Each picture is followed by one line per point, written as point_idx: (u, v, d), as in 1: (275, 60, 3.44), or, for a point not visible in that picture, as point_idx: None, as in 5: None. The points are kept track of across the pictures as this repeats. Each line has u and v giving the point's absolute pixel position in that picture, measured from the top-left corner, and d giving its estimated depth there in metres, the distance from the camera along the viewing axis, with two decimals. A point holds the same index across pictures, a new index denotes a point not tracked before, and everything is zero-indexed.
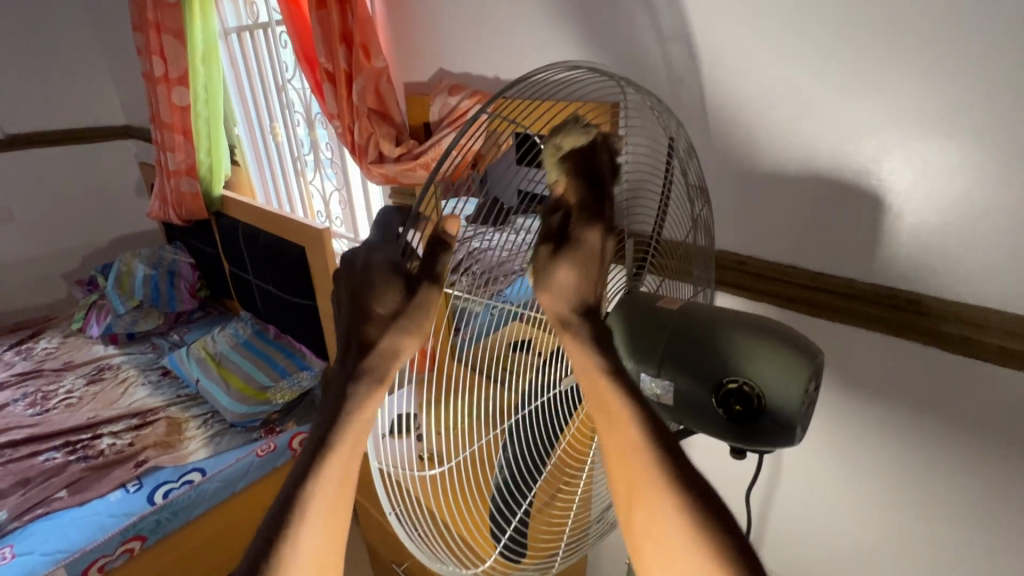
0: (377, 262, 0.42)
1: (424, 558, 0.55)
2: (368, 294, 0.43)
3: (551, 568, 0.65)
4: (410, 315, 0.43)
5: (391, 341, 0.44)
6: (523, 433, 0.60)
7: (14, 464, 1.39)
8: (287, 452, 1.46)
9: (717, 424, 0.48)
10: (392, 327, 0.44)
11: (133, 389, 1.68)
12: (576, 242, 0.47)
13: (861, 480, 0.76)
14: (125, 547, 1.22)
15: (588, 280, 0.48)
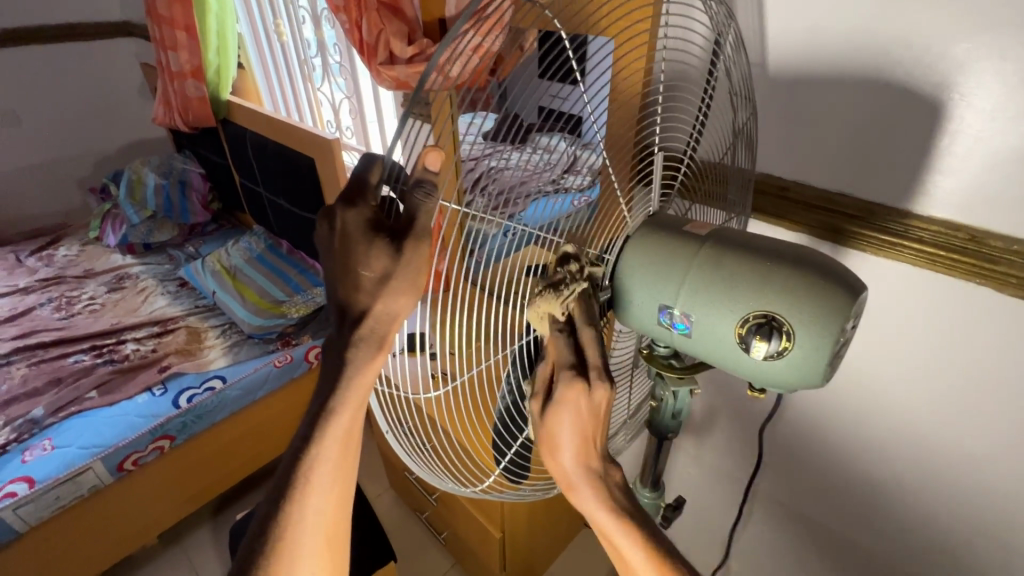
0: (352, 223, 0.37)
1: (422, 474, 0.55)
2: (352, 262, 0.38)
3: (553, 489, 0.66)
4: (400, 275, 0.38)
5: (387, 302, 0.40)
6: (529, 359, 0.55)
7: (46, 364, 1.45)
8: (304, 364, 1.50)
9: (738, 359, 0.44)
10: (385, 286, 0.39)
11: (153, 298, 1.71)
12: (557, 403, 0.47)
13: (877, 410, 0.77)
14: (155, 444, 1.30)
15: (585, 428, 0.49)
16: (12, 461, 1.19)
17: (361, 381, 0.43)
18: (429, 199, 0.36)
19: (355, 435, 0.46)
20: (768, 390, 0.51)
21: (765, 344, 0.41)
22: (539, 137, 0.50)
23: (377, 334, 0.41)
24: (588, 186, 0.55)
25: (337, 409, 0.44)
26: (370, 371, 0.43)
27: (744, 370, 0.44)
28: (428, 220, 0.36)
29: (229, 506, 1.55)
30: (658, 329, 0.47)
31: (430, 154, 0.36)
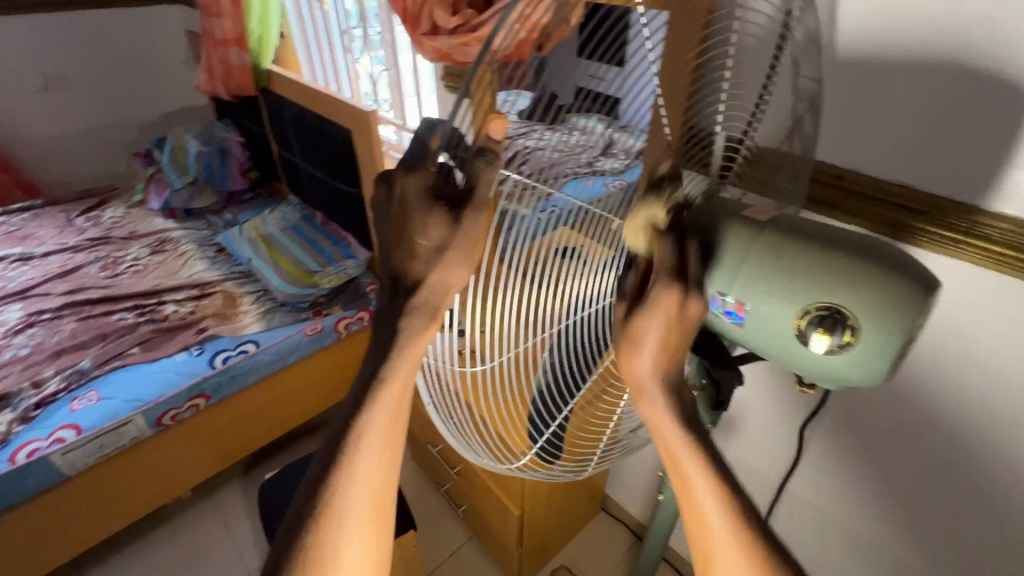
0: (412, 190, 0.35)
1: (459, 445, 0.59)
2: (408, 229, 0.37)
3: (584, 470, 0.67)
4: (457, 246, 0.38)
5: (444, 271, 0.39)
6: (569, 340, 0.55)
7: (92, 320, 1.52)
8: (334, 333, 1.53)
9: (794, 351, 0.43)
10: (442, 256, 0.38)
11: (192, 263, 1.77)
12: (648, 305, 0.42)
13: (921, 409, 0.76)
14: (192, 402, 1.35)
15: (669, 346, 0.43)
16: (60, 409, 1.25)
17: (412, 352, 0.42)
18: (491, 163, 0.35)
19: (402, 409, 0.44)
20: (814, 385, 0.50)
21: (827, 338, 0.40)
22: (574, 118, 0.46)
23: (431, 303, 0.40)
24: (624, 169, 0.48)
25: (384, 381, 0.42)
26: (421, 343, 0.42)
27: (798, 362, 0.43)
28: (487, 188, 0.36)
29: (258, 466, 1.61)
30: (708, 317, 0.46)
31: (493, 120, 0.35)
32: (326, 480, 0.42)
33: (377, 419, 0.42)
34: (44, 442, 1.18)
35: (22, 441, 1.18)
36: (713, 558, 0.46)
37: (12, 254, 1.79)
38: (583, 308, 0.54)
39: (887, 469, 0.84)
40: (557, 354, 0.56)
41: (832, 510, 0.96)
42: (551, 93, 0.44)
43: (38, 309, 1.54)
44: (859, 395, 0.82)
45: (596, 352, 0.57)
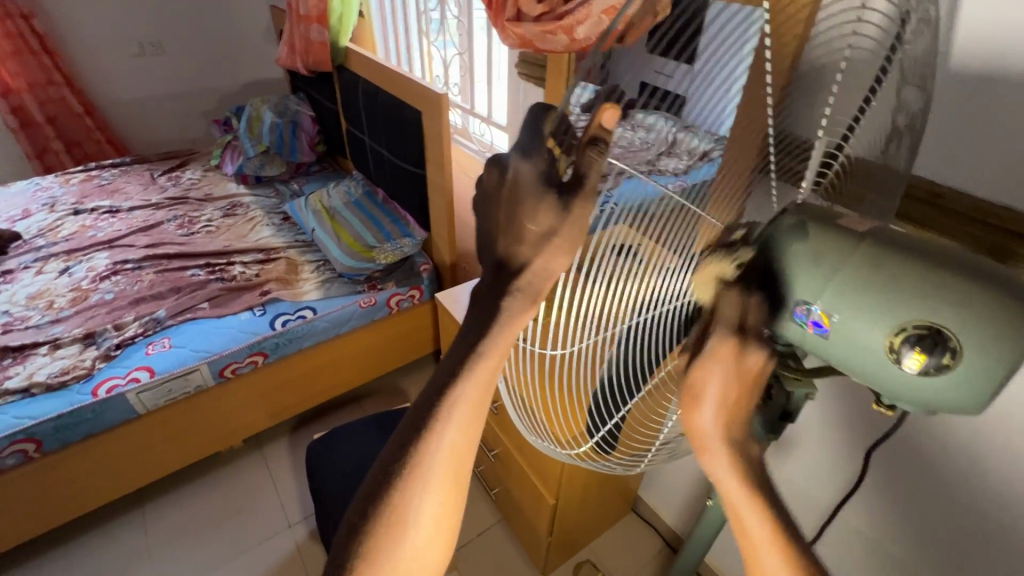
0: (525, 176, 0.37)
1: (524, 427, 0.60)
2: (519, 214, 0.38)
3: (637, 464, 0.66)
4: (564, 233, 0.39)
5: (544, 257, 0.39)
6: (636, 339, 0.52)
7: (169, 273, 1.63)
8: (385, 308, 1.60)
9: (882, 369, 0.41)
10: (547, 244, 0.39)
11: (260, 228, 1.86)
12: (704, 357, 0.45)
13: (997, 448, 0.71)
14: (251, 358, 1.43)
15: (724, 388, 0.47)
16: (137, 351, 1.36)
17: (510, 329, 0.42)
18: (602, 149, 0.37)
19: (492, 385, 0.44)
20: (895, 406, 0.47)
21: (923, 359, 0.38)
22: (638, 114, 0.40)
23: (533, 288, 0.41)
24: (686, 171, 0.45)
25: (483, 354, 0.42)
26: (515, 325, 0.42)
27: (884, 381, 0.41)
28: (595, 177, 0.37)
29: (305, 426, 1.70)
30: (788, 326, 0.44)
31: (606, 112, 0.36)
32: (401, 443, 0.44)
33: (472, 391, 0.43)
34: (121, 380, 1.29)
35: (103, 377, 1.29)
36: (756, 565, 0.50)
37: (102, 206, 1.94)
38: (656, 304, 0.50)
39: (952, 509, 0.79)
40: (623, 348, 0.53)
41: (882, 539, 0.92)
42: (617, 88, 0.38)
43: (123, 259, 1.67)
44: (930, 426, 0.77)
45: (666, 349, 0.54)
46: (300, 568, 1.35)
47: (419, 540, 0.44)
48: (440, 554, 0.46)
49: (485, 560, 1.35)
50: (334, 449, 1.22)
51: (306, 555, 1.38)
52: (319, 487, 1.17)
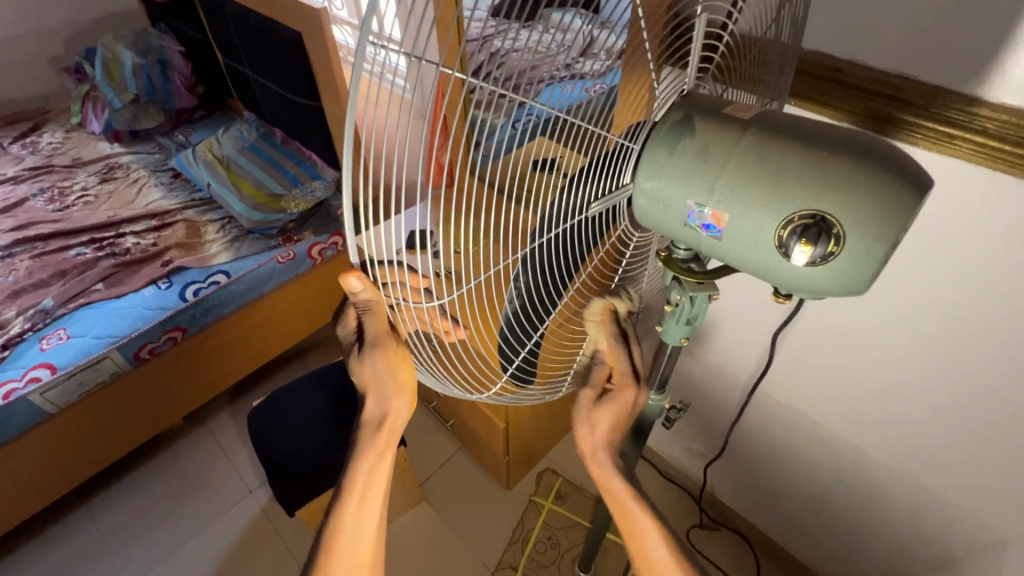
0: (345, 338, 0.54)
1: (423, 375, 0.53)
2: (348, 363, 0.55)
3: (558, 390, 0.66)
4: (372, 382, 0.55)
5: (379, 399, 0.58)
6: (546, 257, 0.49)
7: (48, 256, 1.44)
8: (307, 260, 1.51)
9: (773, 266, 0.39)
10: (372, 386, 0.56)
11: (148, 190, 1.65)
12: (613, 394, 0.56)
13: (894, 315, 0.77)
14: (168, 335, 1.34)
15: (621, 415, 0.58)
16: (31, 348, 1.22)
17: (384, 331, 0.49)
18: (366, 309, 0.47)
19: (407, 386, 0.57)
20: (791, 295, 0.46)
21: (809, 250, 0.36)
22: (554, 13, 0.41)
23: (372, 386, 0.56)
24: (605, 73, 0.47)
25: (375, 358, 0.51)
26: (385, 381, 0.55)
27: (772, 276, 0.40)
28: (374, 332, 0.49)
29: (248, 392, 1.64)
30: (683, 232, 0.42)
31: (350, 277, 0.44)
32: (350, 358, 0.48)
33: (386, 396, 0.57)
34: (19, 382, 1.17)
35: None
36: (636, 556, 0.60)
37: None
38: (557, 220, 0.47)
39: (859, 372, 0.86)
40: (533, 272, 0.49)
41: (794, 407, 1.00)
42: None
43: None
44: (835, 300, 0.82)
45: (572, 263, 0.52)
46: (269, 528, 1.35)
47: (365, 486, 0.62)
48: (380, 499, 0.64)
49: (452, 486, 1.40)
50: (277, 413, 1.18)
51: (273, 516, 1.38)
52: (269, 452, 1.14)
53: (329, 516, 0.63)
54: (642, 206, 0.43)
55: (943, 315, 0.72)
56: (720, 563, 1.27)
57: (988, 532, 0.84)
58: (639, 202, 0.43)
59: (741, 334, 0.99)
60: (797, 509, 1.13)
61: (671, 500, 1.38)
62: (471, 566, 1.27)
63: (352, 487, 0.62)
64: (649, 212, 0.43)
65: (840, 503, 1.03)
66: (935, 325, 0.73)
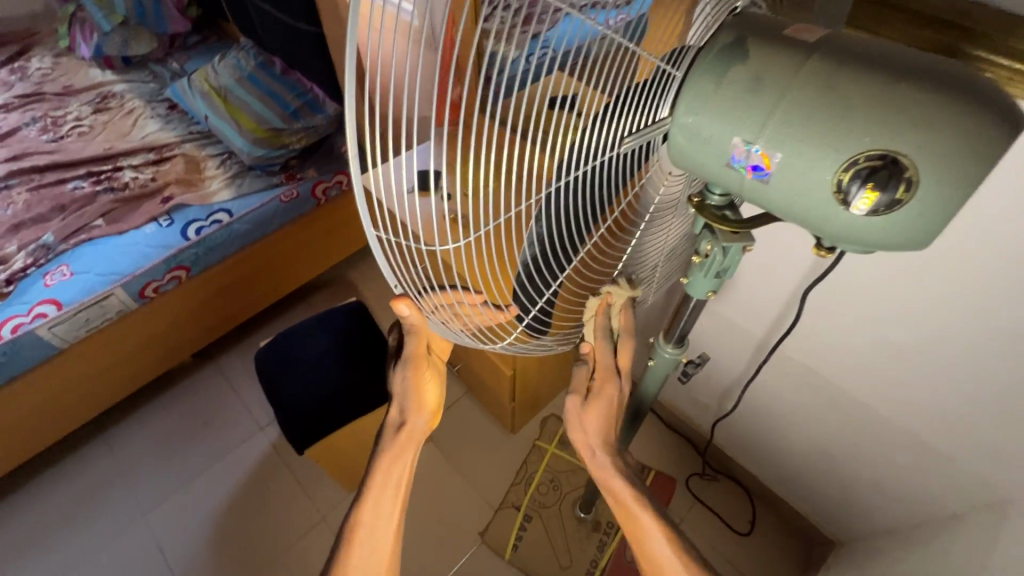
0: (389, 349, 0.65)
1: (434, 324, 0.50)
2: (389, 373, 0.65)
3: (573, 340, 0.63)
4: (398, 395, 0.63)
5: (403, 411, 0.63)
6: (567, 199, 0.45)
7: (45, 190, 1.40)
8: (312, 200, 1.46)
9: (826, 218, 0.34)
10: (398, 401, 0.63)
11: (143, 122, 1.58)
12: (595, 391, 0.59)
13: (925, 276, 0.73)
14: (172, 275, 1.31)
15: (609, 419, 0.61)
16: (35, 284, 1.21)
17: (416, 351, 0.57)
18: (410, 330, 0.55)
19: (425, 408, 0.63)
20: (835, 248, 0.42)
21: (874, 196, 0.32)
22: None
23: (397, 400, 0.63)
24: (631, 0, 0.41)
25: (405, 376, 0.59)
26: (409, 398, 0.62)
27: (821, 229, 0.36)
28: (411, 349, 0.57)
29: (255, 332, 1.64)
30: (723, 175, 0.37)
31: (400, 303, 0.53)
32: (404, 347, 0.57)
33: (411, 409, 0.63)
34: (26, 317, 1.16)
35: (4, 317, 1.16)
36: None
37: None
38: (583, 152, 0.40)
39: (878, 331, 0.84)
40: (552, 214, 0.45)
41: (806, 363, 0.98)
42: None
43: None
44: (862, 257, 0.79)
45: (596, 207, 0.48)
46: (280, 463, 1.40)
47: (382, 488, 0.63)
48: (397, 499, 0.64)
49: (457, 428, 1.42)
50: (283, 354, 1.18)
51: (283, 452, 1.42)
52: (275, 392, 1.14)
53: (350, 509, 0.63)
54: (679, 143, 0.38)
55: (980, 277, 0.68)
56: (716, 509, 1.30)
57: (980, 492, 0.83)
58: (675, 139, 0.38)
59: (760, 287, 0.96)
60: (797, 461, 1.14)
61: (672, 448, 1.40)
62: (475, 504, 1.31)
63: (374, 481, 0.63)
64: (686, 151, 0.38)
65: (841, 457, 1.04)
66: (970, 287, 0.70)
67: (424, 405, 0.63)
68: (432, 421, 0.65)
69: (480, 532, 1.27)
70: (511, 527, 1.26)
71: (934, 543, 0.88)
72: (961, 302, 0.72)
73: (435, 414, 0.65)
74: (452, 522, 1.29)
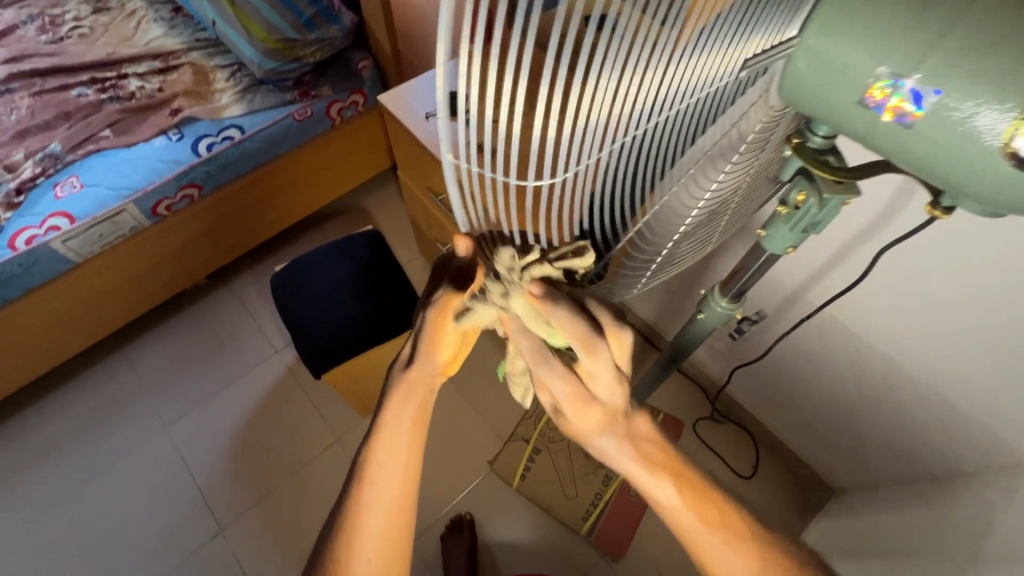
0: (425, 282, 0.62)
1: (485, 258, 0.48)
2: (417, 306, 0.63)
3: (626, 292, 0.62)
4: (421, 338, 0.62)
5: (422, 355, 0.63)
6: (640, 147, 0.38)
7: (48, 96, 1.33)
8: (325, 121, 1.40)
9: (980, 177, 0.29)
10: (420, 345, 0.63)
11: (147, 25, 1.47)
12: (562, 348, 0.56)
13: (989, 243, 0.68)
14: (184, 193, 1.28)
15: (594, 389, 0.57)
16: (45, 195, 1.18)
17: (450, 294, 0.56)
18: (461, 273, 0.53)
19: (438, 356, 0.64)
20: (954, 209, 0.37)
21: None
22: None
23: (419, 345, 0.63)
24: None
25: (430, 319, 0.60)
26: (430, 344, 0.62)
27: (962, 187, 0.30)
28: (449, 289, 0.56)
29: (269, 257, 1.62)
30: (851, 111, 0.31)
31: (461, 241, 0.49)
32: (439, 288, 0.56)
33: (426, 360, 0.63)
34: (39, 230, 1.14)
35: (16, 228, 1.14)
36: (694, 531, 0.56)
37: None
38: (656, 111, 0.35)
39: (921, 295, 0.80)
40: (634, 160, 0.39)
41: (837, 323, 0.95)
42: None
43: None
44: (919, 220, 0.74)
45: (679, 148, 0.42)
46: (296, 387, 1.43)
47: (383, 458, 0.61)
48: (405, 474, 0.61)
49: (471, 363, 1.44)
50: (301, 280, 1.17)
51: (298, 376, 1.44)
52: (293, 318, 1.14)
53: (360, 450, 0.62)
54: (800, 70, 0.31)
55: None
56: (720, 452, 1.33)
57: (995, 458, 0.83)
58: (793, 71, 0.32)
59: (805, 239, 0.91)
60: (808, 413, 1.15)
61: (682, 393, 1.42)
62: (485, 435, 1.35)
63: (385, 422, 0.63)
64: (804, 85, 0.32)
65: (853, 412, 1.04)
66: None
67: (440, 352, 0.63)
68: (445, 369, 0.66)
69: (489, 461, 1.31)
70: (519, 458, 1.30)
71: (939, 501, 0.89)
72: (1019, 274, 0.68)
73: (450, 363, 0.66)
74: (462, 450, 1.33)
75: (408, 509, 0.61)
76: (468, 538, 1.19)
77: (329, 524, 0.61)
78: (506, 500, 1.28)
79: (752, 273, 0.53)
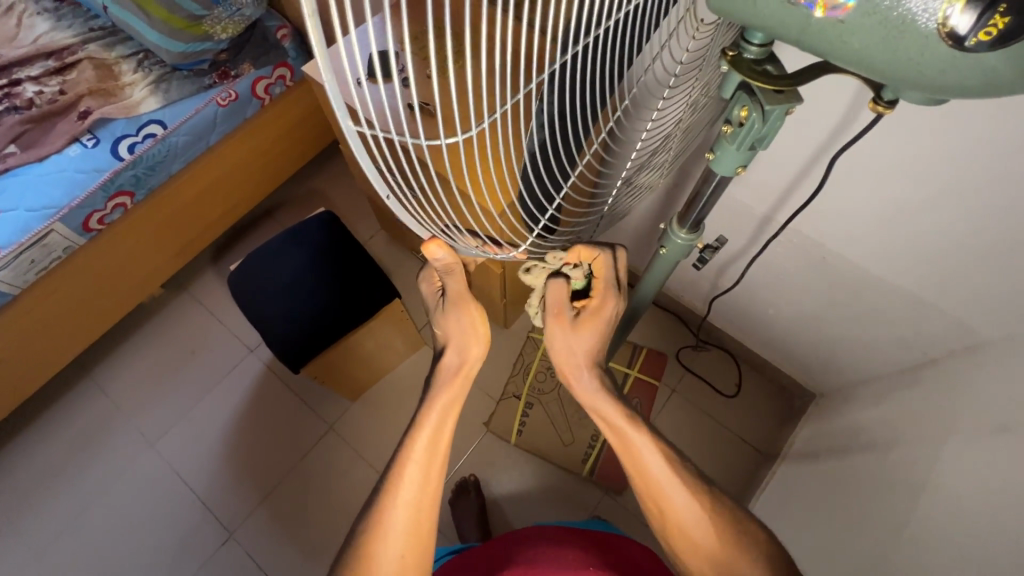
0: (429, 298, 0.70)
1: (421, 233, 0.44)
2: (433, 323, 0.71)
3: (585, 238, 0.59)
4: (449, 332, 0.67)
5: (457, 349, 0.67)
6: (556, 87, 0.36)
7: None
8: (254, 101, 1.31)
9: (928, 70, 0.26)
10: (451, 339, 0.68)
11: (30, 20, 1.31)
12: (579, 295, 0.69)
13: (935, 138, 0.69)
14: (115, 202, 1.19)
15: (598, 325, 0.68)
16: None
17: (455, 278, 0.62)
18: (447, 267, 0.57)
19: (473, 339, 0.67)
20: (896, 102, 0.36)
21: (986, 29, 0.24)
22: None
23: (451, 340, 0.68)
24: None
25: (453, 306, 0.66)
26: (465, 328, 0.67)
27: (902, 83, 0.28)
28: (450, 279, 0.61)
29: (224, 255, 1.55)
30: (784, 14, 0.28)
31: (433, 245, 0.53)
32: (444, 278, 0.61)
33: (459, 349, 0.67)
34: None
35: None
36: (661, 493, 0.60)
37: None
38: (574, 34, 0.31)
39: (875, 196, 0.82)
40: (565, 97, 0.37)
41: (802, 237, 0.96)
42: None
43: None
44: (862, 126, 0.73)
45: (615, 77, 0.40)
46: (278, 382, 1.40)
47: (420, 447, 0.61)
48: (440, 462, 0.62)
49: None
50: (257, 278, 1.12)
51: (278, 371, 1.41)
52: (255, 316, 1.09)
53: (400, 446, 0.62)
54: None
55: (987, 138, 0.64)
56: (705, 377, 1.37)
57: (959, 342, 0.86)
58: None
59: (768, 159, 0.89)
60: (784, 326, 1.18)
61: (663, 326, 1.44)
62: (476, 397, 1.36)
63: (425, 417, 0.63)
64: None
65: (824, 317, 1.07)
66: (980, 148, 0.66)
67: (479, 332, 0.67)
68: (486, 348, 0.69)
69: (484, 422, 1.33)
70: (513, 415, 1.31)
71: (910, 390, 0.93)
72: (966, 165, 0.69)
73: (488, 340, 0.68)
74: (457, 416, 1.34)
75: (437, 492, 0.62)
76: (477, 497, 1.23)
77: (363, 513, 0.60)
78: (506, 456, 1.31)
79: (709, 192, 0.51)
